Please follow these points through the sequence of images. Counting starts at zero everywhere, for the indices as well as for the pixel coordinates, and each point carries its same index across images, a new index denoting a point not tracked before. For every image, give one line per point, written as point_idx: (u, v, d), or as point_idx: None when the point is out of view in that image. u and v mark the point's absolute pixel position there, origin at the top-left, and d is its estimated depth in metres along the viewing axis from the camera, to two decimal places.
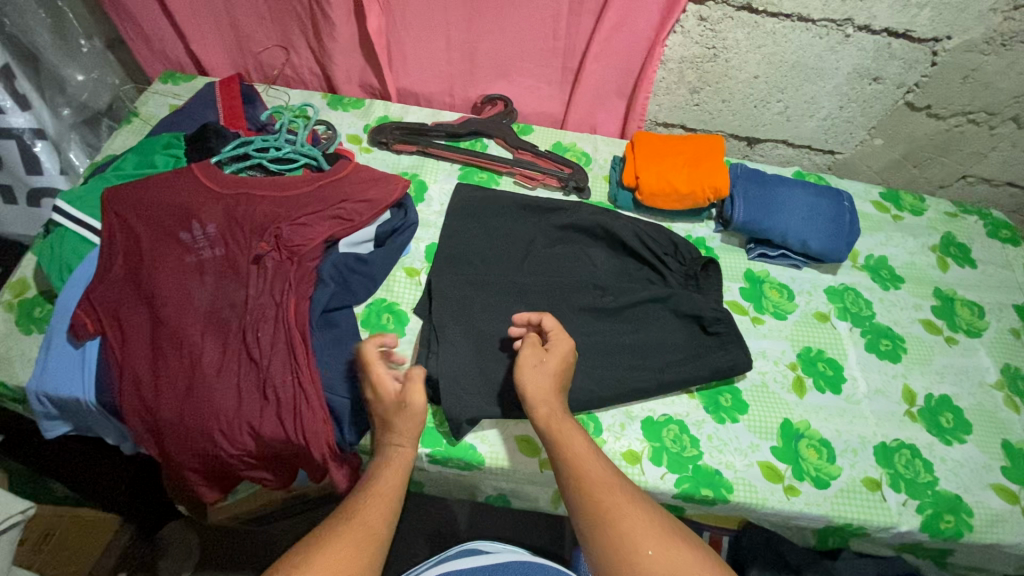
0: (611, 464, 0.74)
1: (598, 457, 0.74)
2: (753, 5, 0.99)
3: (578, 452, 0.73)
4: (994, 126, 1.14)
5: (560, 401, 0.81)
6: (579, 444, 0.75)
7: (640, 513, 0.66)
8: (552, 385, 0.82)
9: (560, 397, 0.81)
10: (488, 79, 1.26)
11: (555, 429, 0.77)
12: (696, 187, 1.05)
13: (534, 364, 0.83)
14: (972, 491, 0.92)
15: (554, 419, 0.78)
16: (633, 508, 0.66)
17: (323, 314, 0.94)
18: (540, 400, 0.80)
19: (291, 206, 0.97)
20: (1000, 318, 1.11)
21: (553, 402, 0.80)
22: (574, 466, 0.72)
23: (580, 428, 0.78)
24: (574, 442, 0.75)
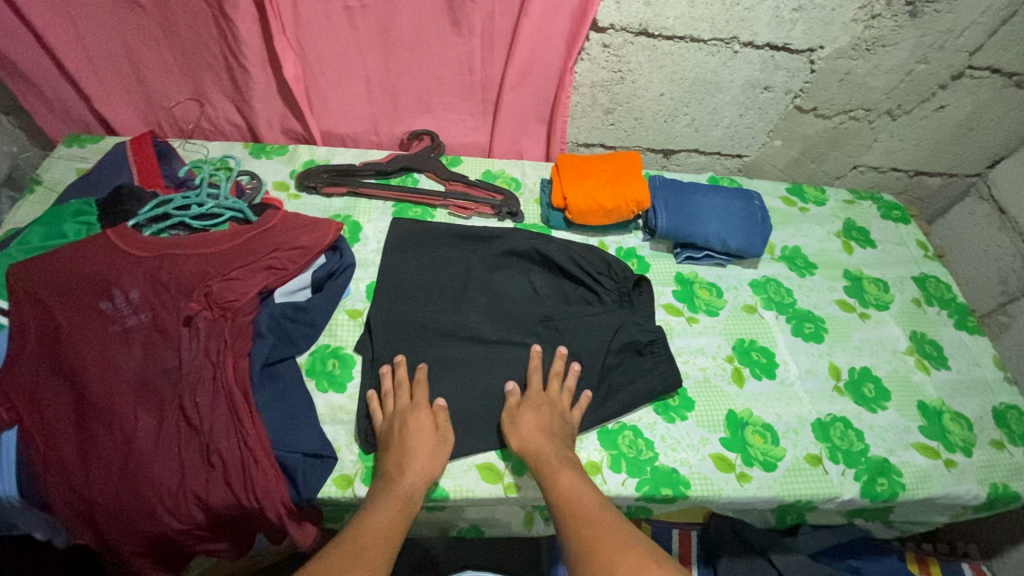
0: (598, 496, 0.81)
1: (585, 491, 0.80)
2: (649, 30, 1.07)
3: (569, 490, 0.80)
4: (872, 121, 1.26)
5: (554, 443, 0.86)
6: (567, 480, 0.82)
7: (622, 543, 0.73)
8: (538, 431, 0.87)
9: (553, 439, 0.87)
10: (412, 115, 1.28)
11: (546, 468, 0.83)
12: (620, 202, 1.11)
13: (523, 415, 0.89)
14: (899, 452, 1.00)
15: (545, 460, 0.84)
16: (616, 540, 0.73)
17: (264, 368, 0.91)
18: (530, 443, 0.86)
19: (220, 262, 0.94)
20: (902, 291, 1.23)
21: (546, 446, 0.86)
22: (565, 502, 0.79)
23: (571, 466, 0.84)
24: (563, 481, 0.82)
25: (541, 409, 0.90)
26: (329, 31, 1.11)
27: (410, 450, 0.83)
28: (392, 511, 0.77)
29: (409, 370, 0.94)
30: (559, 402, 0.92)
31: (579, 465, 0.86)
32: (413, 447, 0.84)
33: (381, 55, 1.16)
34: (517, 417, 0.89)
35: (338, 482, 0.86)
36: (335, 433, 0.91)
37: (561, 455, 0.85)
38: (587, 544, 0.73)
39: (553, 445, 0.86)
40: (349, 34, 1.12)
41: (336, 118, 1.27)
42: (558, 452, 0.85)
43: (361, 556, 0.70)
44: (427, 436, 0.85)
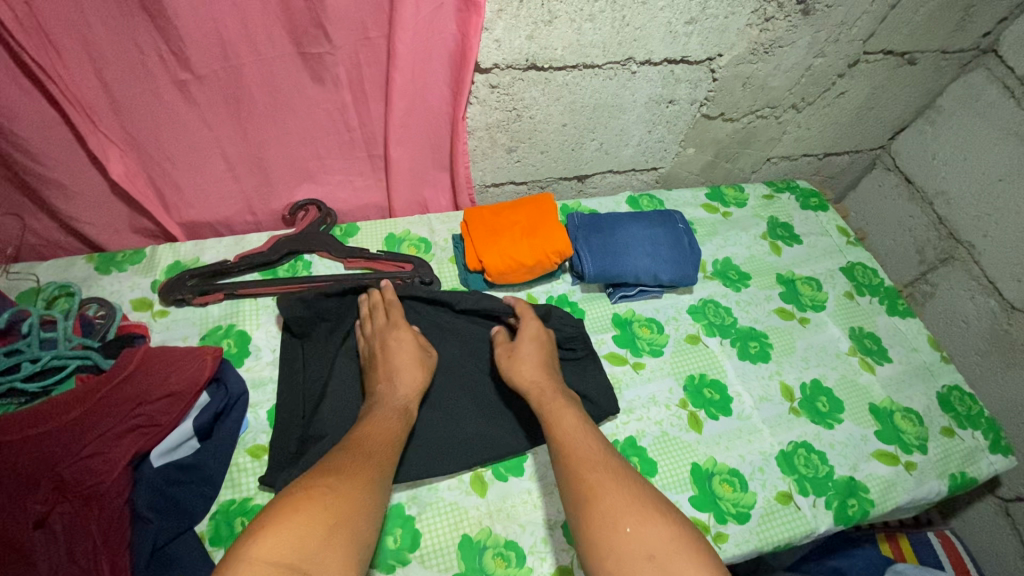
0: (600, 436, 0.79)
1: (587, 429, 0.79)
2: (538, 64, 0.95)
3: (569, 427, 0.79)
4: (779, 116, 1.22)
5: (551, 381, 0.87)
6: (568, 418, 0.80)
7: (621, 486, 0.69)
8: (536, 365, 0.89)
9: (549, 375, 0.88)
10: (290, 185, 1.10)
11: (546, 403, 0.83)
12: (541, 255, 1.01)
13: (522, 350, 0.90)
14: (863, 466, 0.98)
15: (544, 394, 0.84)
16: (613, 481, 0.70)
17: (153, 557, 0.74)
18: (528, 379, 0.87)
19: (69, 437, 0.76)
20: (834, 286, 1.21)
21: (544, 382, 0.86)
22: (561, 438, 0.77)
23: (570, 401, 0.84)
24: (561, 416, 0.81)
25: (538, 344, 0.91)
26: (162, 113, 0.91)
27: (397, 363, 0.85)
28: (391, 426, 0.77)
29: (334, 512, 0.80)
30: (549, 338, 0.94)
31: (575, 400, 0.86)
32: (402, 363, 0.86)
33: (235, 128, 0.98)
34: (513, 351, 0.90)
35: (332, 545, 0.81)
36: None
37: (556, 390, 0.85)
38: (588, 492, 0.69)
39: (549, 382, 0.87)
40: (188, 111, 0.93)
41: (198, 206, 1.07)
42: (553, 388, 0.86)
43: (371, 460, 0.70)
44: (409, 351, 0.87)
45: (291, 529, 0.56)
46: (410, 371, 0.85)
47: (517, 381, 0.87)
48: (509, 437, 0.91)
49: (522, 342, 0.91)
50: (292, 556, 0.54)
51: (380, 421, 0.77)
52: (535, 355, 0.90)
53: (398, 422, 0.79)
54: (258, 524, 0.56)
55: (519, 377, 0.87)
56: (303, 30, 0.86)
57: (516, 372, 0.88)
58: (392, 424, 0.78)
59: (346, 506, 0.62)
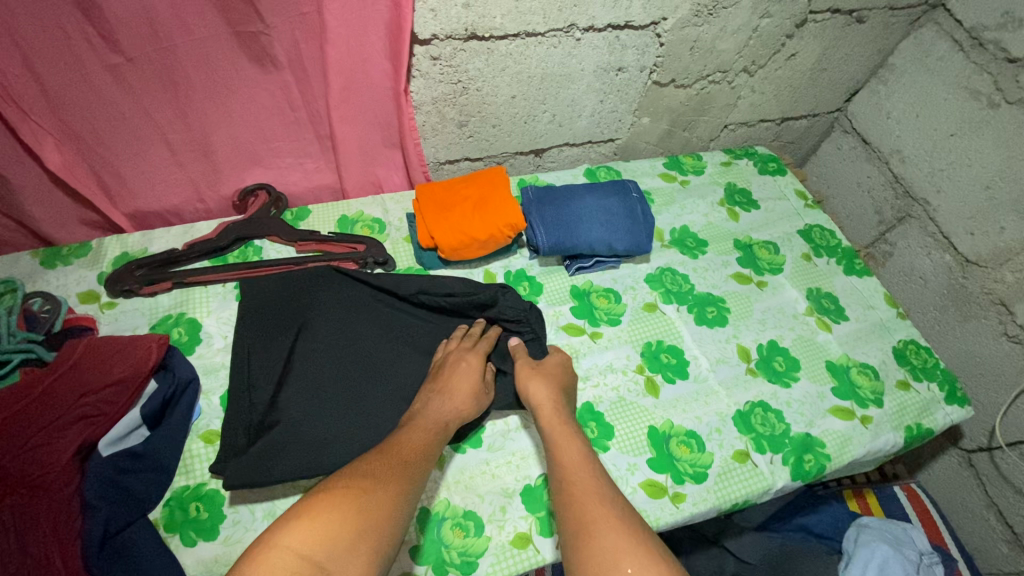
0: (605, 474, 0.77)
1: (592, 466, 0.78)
2: (478, 33, 0.94)
3: (574, 462, 0.77)
4: (731, 81, 1.22)
5: (562, 415, 0.85)
6: (574, 454, 0.79)
7: (619, 523, 0.68)
8: (552, 395, 0.87)
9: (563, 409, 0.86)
10: (238, 170, 1.08)
11: (554, 432, 0.82)
12: (493, 229, 1.00)
13: (546, 375, 0.89)
14: (819, 422, 1.00)
15: (552, 427, 0.83)
16: (610, 518, 0.68)
17: (104, 544, 0.74)
18: (540, 404, 0.85)
19: (10, 431, 0.75)
20: (792, 248, 1.22)
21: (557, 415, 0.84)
22: (565, 473, 0.76)
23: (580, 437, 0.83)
24: (568, 453, 0.79)
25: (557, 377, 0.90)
26: (97, 98, 0.90)
27: (454, 384, 0.86)
28: (431, 435, 0.79)
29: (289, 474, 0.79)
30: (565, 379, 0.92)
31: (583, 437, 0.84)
32: (461, 383, 0.86)
33: (175, 113, 0.96)
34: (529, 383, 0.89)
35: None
36: None
37: (569, 427, 0.84)
38: (585, 522, 0.69)
39: (563, 416, 0.85)
40: (124, 97, 0.91)
41: (145, 196, 1.05)
42: (566, 423, 0.84)
43: (404, 465, 0.73)
44: (475, 376, 0.88)
45: (321, 520, 0.62)
46: (463, 391, 0.86)
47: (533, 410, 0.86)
48: None
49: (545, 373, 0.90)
50: (315, 549, 0.59)
51: (420, 432, 0.79)
52: (553, 385, 0.88)
53: (434, 436, 0.79)
54: (293, 512, 0.63)
55: (536, 402, 0.86)
56: (234, 7, 0.84)
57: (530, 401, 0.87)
58: (421, 438, 0.78)
59: (373, 505, 0.66)
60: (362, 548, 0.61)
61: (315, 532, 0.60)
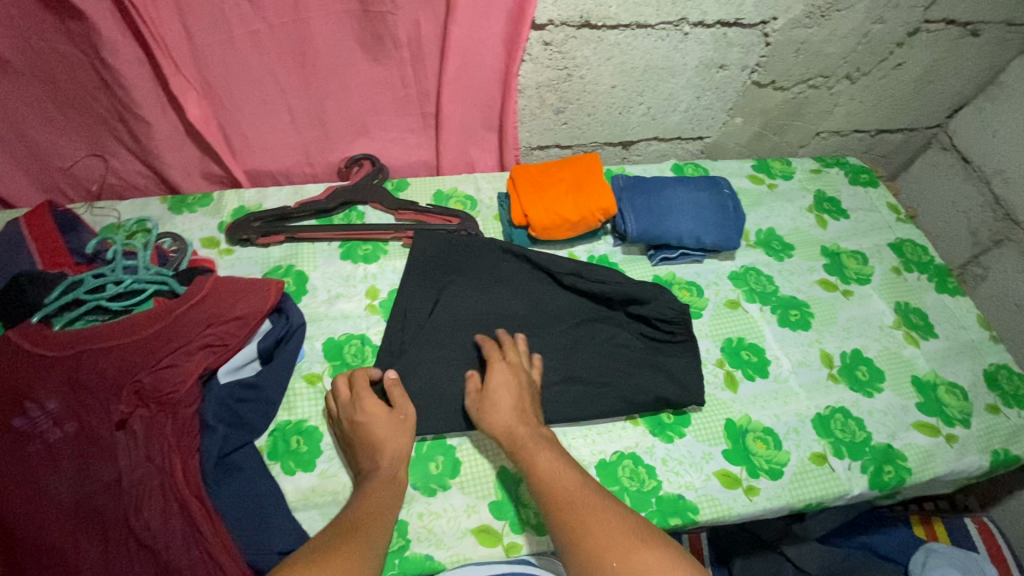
0: (579, 474, 0.77)
1: (567, 470, 0.77)
2: (591, 22, 0.97)
3: (546, 472, 0.76)
4: (831, 87, 1.20)
5: (524, 421, 0.83)
6: (544, 461, 0.78)
7: (609, 523, 0.68)
8: (510, 411, 0.83)
9: (518, 415, 0.83)
10: (347, 139, 1.15)
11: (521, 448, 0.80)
12: (586, 212, 1.03)
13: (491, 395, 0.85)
14: (901, 435, 0.98)
15: (522, 439, 0.81)
16: (600, 518, 0.69)
17: (219, 462, 0.82)
18: (501, 425, 0.82)
19: (148, 350, 0.83)
20: (881, 260, 1.20)
21: (519, 427, 0.82)
22: (543, 486, 0.75)
23: (548, 442, 0.81)
24: (540, 461, 0.78)
25: (506, 379, 0.86)
26: (238, 61, 0.98)
27: (381, 439, 0.81)
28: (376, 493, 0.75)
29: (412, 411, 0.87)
30: (520, 373, 0.88)
31: (552, 437, 0.83)
32: (382, 437, 0.81)
33: (301, 80, 1.03)
34: (485, 398, 0.85)
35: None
36: (311, 522, 0.82)
37: (534, 435, 0.82)
38: (575, 529, 0.69)
39: (524, 422, 0.83)
40: (260, 62, 0.99)
41: (263, 155, 1.13)
42: (530, 431, 0.82)
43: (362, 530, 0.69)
44: (390, 422, 0.82)
45: None
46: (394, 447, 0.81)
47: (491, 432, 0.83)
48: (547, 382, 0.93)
49: (493, 384, 0.85)
50: None
51: (385, 487, 0.77)
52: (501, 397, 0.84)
53: (385, 493, 0.76)
54: None
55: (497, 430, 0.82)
56: None
57: (491, 423, 0.83)
58: (382, 492, 0.76)
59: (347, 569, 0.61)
60: None
61: None
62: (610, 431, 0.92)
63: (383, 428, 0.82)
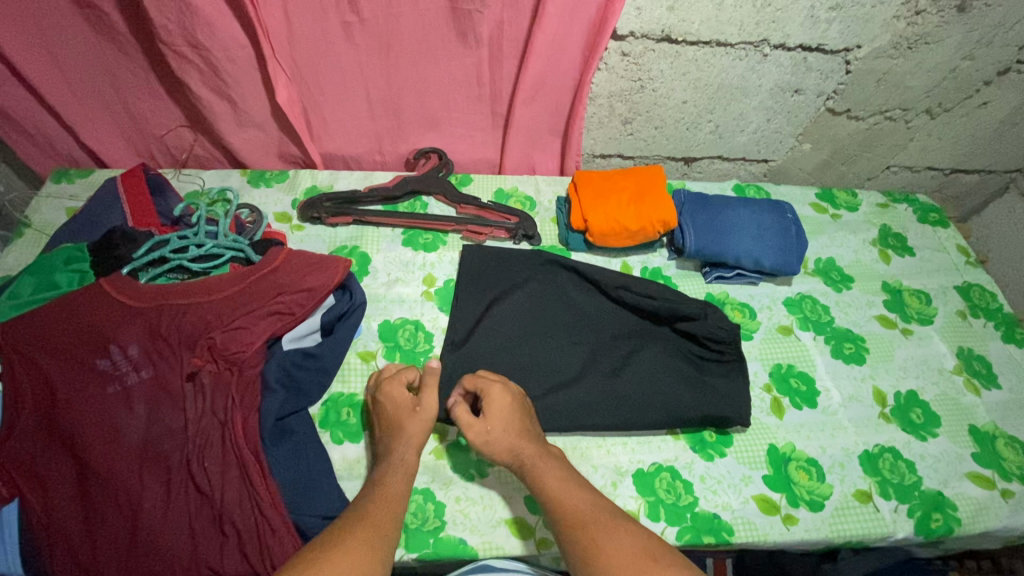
0: (592, 494, 0.76)
1: (580, 490, 0.76)
2: (672, 36, 0.98)
3: (558, 490, 0.75)
4: (909, 120, 1.17)
5: (528, 441, 0.81)
6: (554, 480, 0.76)
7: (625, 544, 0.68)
8: (512, 437, 0.81)
9: (527, 440, 0.81)
10: (418, 131, 1.19)
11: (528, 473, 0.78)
12: (645, 223, 1.04)
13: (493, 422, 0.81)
14: (953, 483, 0.94)
15: (530, 462, 0.78)
16: (618, 540, 0.69)
17: (276, 423, 0.86)
18: (507, 449, 0.80)
19: (222, 310, 0.88)
20: (946, 303, 1.16)
21: (524, 449, 0.80)
22: (556, 503, 0.74)
23: (556, 461, 0.80)
24: (549, 481, 0.76)
25: (508, 410, 0.83)
26: (327, 48, 1.02)
27: (404, 426, 0.81)
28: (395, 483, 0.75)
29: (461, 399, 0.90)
30: (519, 396, 0.86)
31: (561, 459, 0.81)
32: (405, 425, 0.81)
33: (382, 71, 1.07)
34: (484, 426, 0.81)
35: (434, 452, 0.88)
36: (354, 491, 0.85)
37: (541, 453, 0.80)
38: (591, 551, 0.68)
39: (529, 447, 0.80)
40: (348, 50, 1.03)
41: (337, 140, 1.18)
42: (535, 451, 0.79)
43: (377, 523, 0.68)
44: (411, 409, 0.83)
45: None
46: (412, 435, 0.80)
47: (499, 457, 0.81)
48: (593, 386, 0.93)
49: (489, 414, 0.82)
50: None
51: (399, 477, 0.76)
52: (507, 422, 0.82)
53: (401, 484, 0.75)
54: None
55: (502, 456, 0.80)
56: None
57: (490, 447, 0.81)
58: (397, 486, 0.74)
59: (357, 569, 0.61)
60: None
61: None
62: (651, 442, 0.92)
63: (406, 420, 0.82)
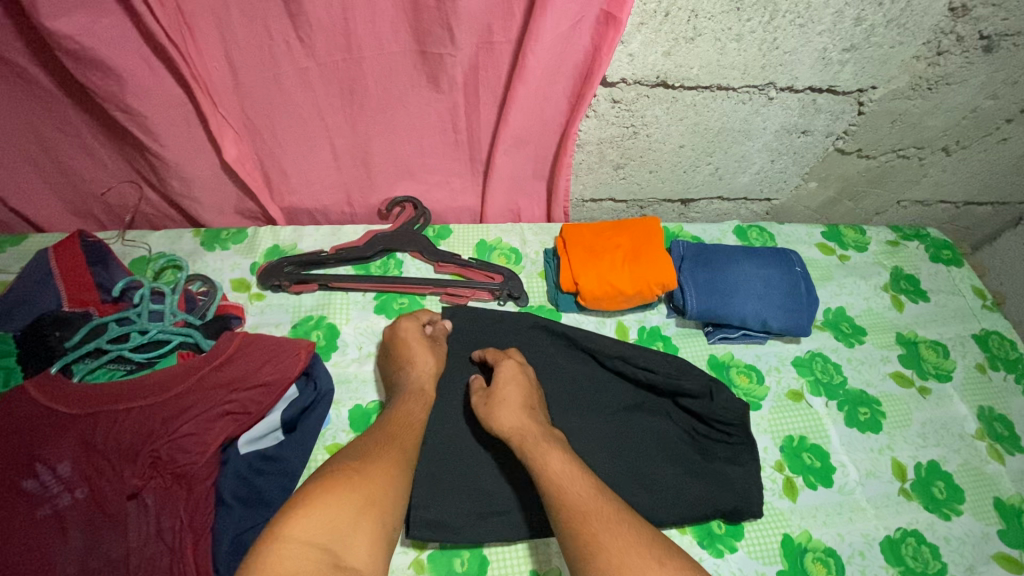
0: (597, 481, 0.69)
1: (584, 474, 0.70)
2: (668, 82, 0.87)
3: (558, 474, 0.69)
4: (924, 158, 1.08)
5: (534, 420, 0.78)
6: (557, 464, 0.71)
7: (624, 532, 0.62)
8: (517, 408, 0.79)
9: (534, 417, 0.79)
10: (390, 181, 1.07)
11: (529, 449, 0.73)
12: (642, 285, 0.95)
13: (501, 389, 0.81)
14: (981, 569, 0.87)
15: (530, 440, 0.74)
16: (618, 527, 0.62)
17: (233, 543, 0.76)
18: (510, 423, 0.77)
19: (169, 415, 0.78)
20: (964, 354, 1.08)
21: (529, 424, 0.77)
22: (556, 479, 0.69)
23: (560, 445, 0.74)
24: (551, 463, 0.71)
25: (517, 379, 0.82)
26: (281, 100, 0.90)
27: (418, 363, 0.85)
28: (413, 406, 0.79)
29: (442, 502, 0.80)
30: (530, 376, 0.85)
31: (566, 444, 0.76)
32: (418, 361, 0.85)
33: (346, 121, 0.95)
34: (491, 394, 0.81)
35: (413, 564, 0.79)
36: None
37: (545, 434, 0.76)
38: (584, 537, 0.62)
39: (535, 424, 0.77)
40: (305, 102, 0.91)
41: (299, 193, 1.06)
42: (540, 430, 0.76)
43: (397, 440, 0.72)
44: (424, 351, 0.86)
45: (329, 502, 0.60)
46: (422, 375, 0.84)
47: (500, 430, 0.77)
48: None
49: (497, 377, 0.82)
50: (318, 536, 0.57)
51: (414, 403, 0.80)
52: (513, 391, 0.81)
53: (419, 408, 0.79)
54: (291, 503, 0.59)
55: (503, 430, 0.77)
56: (431, 27, 0.82)
57: (495, 413, 0.79)
58: (415, 411, 0.78)
59: (373, 477, 0.65)
60: (364, 521, 0.60)
61: (317, 526, 0.57)
62: None
63: (419, 355, 0.86)
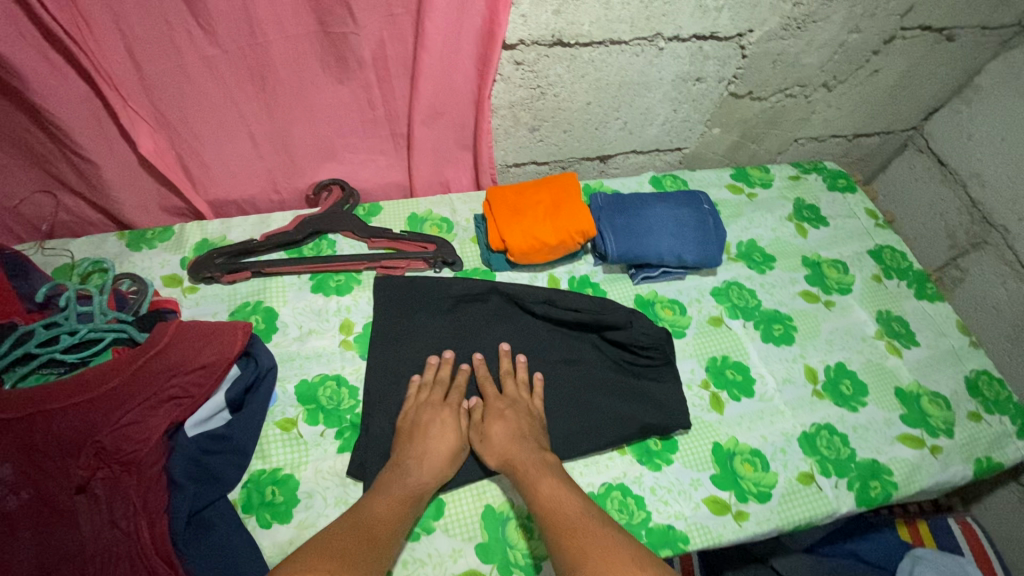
0: (587, 501, 0.74)
1: (572, 498, 0.74)
2: (564, 40, 0.93)
3: (547, 500, 0.74)
4: (808, 95, 1.18)
5: (526, 447, 0.82)
6: (547, 489, 0.76)
7: (607, 544, 0.65)
8: (506, 440, 0.83)
9: (523, 444, 0.83)
10: (314, 163, 1.09)
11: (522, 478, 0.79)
12: (564, 235, 1.01)
13: (489, 426, 0.86)
14: (887, 449, 0.97)
15: (520, 470, 0.79)
16: (603, 541, 0.66)
17: (190, 520, 0.77)
18: (502, 455, 0.82)
19: (109, 407, 0.79)
20: (862, 269, 1.19)
21: (517, 454, 0.81)
22: (546, 508, 0.73)
23: (549, 472, 0.79)
24: (540, 489, 0.76)
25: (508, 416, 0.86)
26: (190, 91, 0.91)
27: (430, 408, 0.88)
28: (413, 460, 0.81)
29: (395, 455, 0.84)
30: (525, 408, 0.88)
31: (556, 466, 0.81)
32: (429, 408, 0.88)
33: (260, 107, 0.97)
34: (484, 431, 0.85)
35: None
36: None
37: (535, 462, 0.80)
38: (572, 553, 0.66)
39: (524, 450, 0.82)
40: (214, 91, 0.92)
41: (224, 186, 1.07)
42: (530, 458, 0.81)
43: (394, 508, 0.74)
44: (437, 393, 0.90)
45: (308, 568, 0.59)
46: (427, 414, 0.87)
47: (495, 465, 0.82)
48: None
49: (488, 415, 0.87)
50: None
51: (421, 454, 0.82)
52: (503, 426, 0.85)
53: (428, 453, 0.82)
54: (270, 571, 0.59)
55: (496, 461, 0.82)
56: (329, 5, 0.85)
57: (489, 447, 0.84)
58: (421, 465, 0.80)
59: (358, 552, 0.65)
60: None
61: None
62: (599, 462, 0.90)
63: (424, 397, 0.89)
